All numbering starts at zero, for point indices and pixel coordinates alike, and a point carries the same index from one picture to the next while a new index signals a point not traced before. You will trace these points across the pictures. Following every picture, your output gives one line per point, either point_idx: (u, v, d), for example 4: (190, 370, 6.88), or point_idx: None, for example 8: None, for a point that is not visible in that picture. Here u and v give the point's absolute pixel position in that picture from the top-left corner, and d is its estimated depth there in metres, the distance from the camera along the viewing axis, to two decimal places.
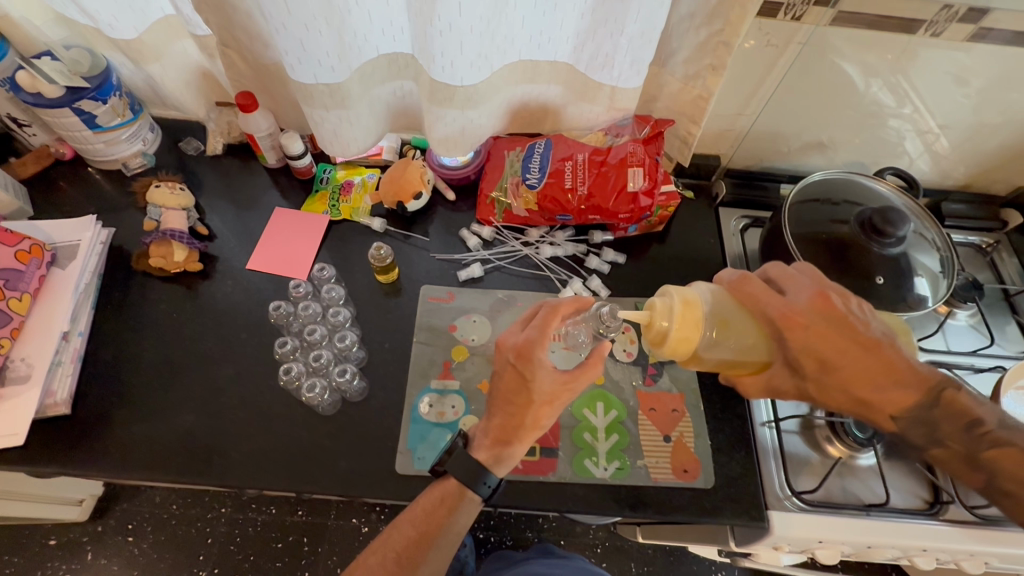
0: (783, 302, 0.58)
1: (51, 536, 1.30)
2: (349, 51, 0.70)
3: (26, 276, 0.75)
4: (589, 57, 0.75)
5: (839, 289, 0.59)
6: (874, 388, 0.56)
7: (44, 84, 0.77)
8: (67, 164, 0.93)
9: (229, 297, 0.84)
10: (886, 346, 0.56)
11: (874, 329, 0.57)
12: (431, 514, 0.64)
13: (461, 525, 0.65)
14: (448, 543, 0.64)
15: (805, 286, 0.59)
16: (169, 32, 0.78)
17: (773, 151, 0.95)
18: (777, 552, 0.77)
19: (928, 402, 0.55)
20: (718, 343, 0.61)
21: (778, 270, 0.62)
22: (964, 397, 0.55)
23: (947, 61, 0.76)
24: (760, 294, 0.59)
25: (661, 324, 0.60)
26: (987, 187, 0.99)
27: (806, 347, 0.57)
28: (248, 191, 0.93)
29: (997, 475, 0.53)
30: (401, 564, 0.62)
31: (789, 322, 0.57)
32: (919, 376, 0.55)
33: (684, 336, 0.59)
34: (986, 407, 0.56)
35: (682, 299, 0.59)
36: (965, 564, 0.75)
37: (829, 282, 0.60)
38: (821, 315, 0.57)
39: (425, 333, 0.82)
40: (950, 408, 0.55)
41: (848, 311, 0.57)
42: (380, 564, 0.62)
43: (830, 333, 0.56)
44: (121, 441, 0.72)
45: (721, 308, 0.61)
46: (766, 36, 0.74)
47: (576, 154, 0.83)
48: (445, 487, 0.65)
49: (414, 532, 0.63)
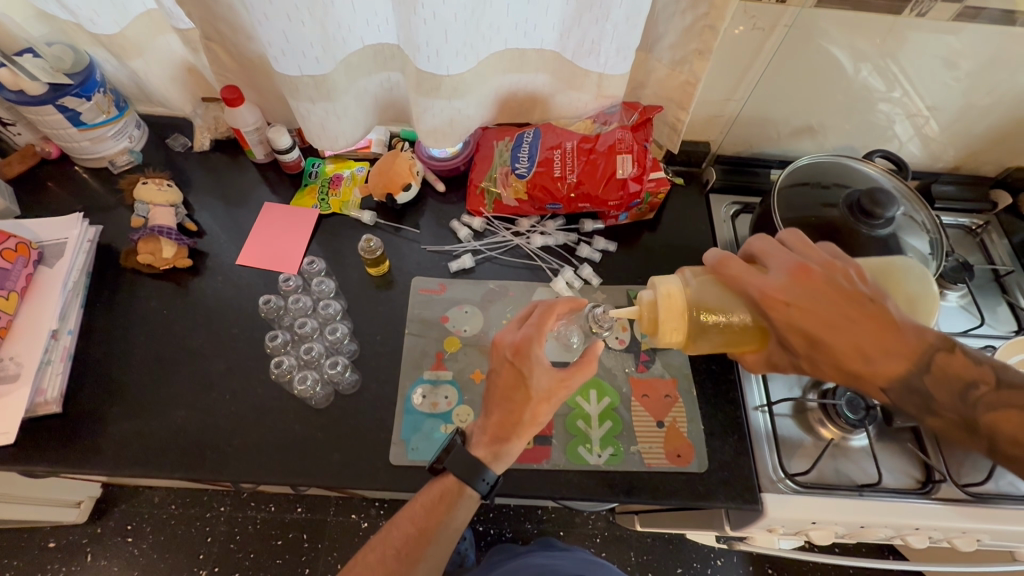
0: (764, 281, 0.57)
1: (50, 539, 1.30)
2: (334, 42, 0.70)
3: (11, 275, 0.75)
4: (575, 44, 0.74)
5: (824, 261, 0.58)
6: (861, 360, 0.54)
7: (26, 82, 0.75)
8: (54, 163, 0.92)
9: (220, 293, 0.83)
10: (872, 317, 0.54)
11: (859, 299, 0.55)
12: (431, 511, 0.63)
13: (461, 521, 0.64)
14: (447, 540, 0.63)
15: (786, 263, 0.58)
16: (152, 26, 0.77)
17: (762, 137, 0.95)
18: (772, 534, 0.78)
19: (919, 369, 0.53)
20: (709, 329, 0.61)
21: (761, 247, 0.61)
22: (957, 361, 0.53)
23: (934, 42, 0.76)
24: (741, 275, 0.59)
25: (650, 316, 0.62)
26: (976, 168, 1.00)
27: (791, 326, 0.56)
28: (236, 186, 0.93)
29: (997, 439, 0.51)
30: (402, 559, 0.61)
31: (769, 301, 0.56)
32: (907, 344, 0.54)
33: (675, 327, 0.60)
34: (980, 367, 0.53)
35: (665, 291, 0.61)
36: (958, 542, 0.76)
37: (813, 256, 0.59)
38: (802, 290, 0.56)
39: (417, 325, 0.82)
40: (942, 374, 0.53)
41: (832, 284, 0.56)
42: (380, 561, 0.61)
43: (813, 309, 0.55)
44: (113, 438, 0.72)
45: (710, 295, 0.61)
46: (753, 20, 0.74)
47: (565, 142, 0.82)
48: (445, 484, 0.64)
49: (413, 529, 0.62)
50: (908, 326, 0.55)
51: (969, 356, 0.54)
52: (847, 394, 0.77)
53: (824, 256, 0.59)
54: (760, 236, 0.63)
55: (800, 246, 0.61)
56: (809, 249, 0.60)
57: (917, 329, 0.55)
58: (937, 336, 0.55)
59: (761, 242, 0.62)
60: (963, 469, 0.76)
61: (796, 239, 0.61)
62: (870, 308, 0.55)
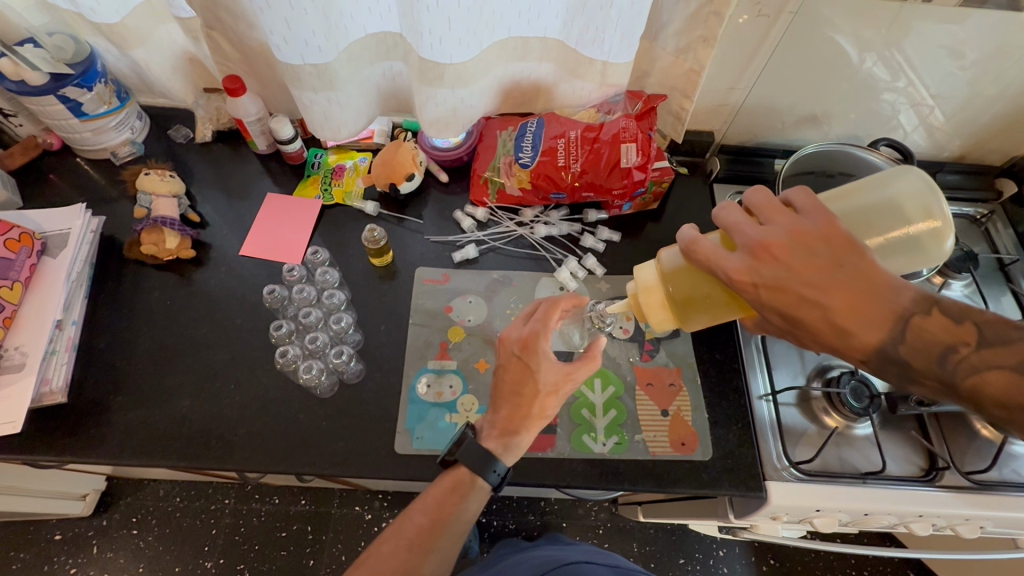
0: (729, 262, 0.52)
1: (57, 531, 1.31)
2: (336, 31, 0.69)
3: (16, 265, 0.74)
4: (579, 31, 0.74)
5: (791, 228, 0.51)
6: (835, 334, 0.49)
7: (28, 71, 0.75)
8: (55, 154, 0.92)
9: (223, 284, 0.83)
10: (842, 286, 0.48)
11: (828, 269, 0.48)
12: (443, 502, 0.62)
13: (472, 512, 0.63)
14: (459, 532, 0.62)
15: (748, 239, 0.51)
16: (152, 16, 0.77)
17: (766, 127, 0.94)
18: (775, 522, 0.78)
19: (895, 336, 0.47)
20: (693, 314, 0.64)
21: (724, 221, 0.54)
22: (935, 321, 0.47)
23: (939, 30, 0.75)
24: (709, 256, 0.53)
25: (634, 307, 0.67)
26: (981, 157, 0.99)
27: (762, 306, 0.52)
28: (239, 177, 0.92)
29: (981, 401, 0.45)
30: (413, 550, 0.59)
31: (736, 286, 0.52)
32: (883, 309, 0.47)
33: (663, 317, 0.64)
34: (962, 326, 0.47)
35: (642, 286, 0.64)
36: (961, 529, 0.76)
37: (780, 223, 0.51)
38: (768, 267, 0.50)
39: (421, 315, 0.82)
40: (920, 338, 0.46)
41: (797, 255, 0.49)
42: (393, 552, 0.59)
43: (780, 289, 0.49)
44: (119, 428, 0.72)
45: (691, 277, 0.62)
46: (758, 6, 0.73)
47: (568, 131, 0.82)
48: (456, 476, 0.64)
49: (425, 521, 0.61)
50: (884, 287, 0.48)
51: (949, 313, 0.47)
52: (852, 382, 0.76)
53: (791, 221, 0.51)
54: (722, 206, 0.55)
55: (765, 214, 0.53)
56: (775, 213, 0.52)
57: (895, 288, 0.48)
58: (914, 293, 0.48)
59: (725, 213, 0.54)
60: (967, 457, 0.77)
61: (763, 204, 0.53)
62: (840, 276, 0.48)
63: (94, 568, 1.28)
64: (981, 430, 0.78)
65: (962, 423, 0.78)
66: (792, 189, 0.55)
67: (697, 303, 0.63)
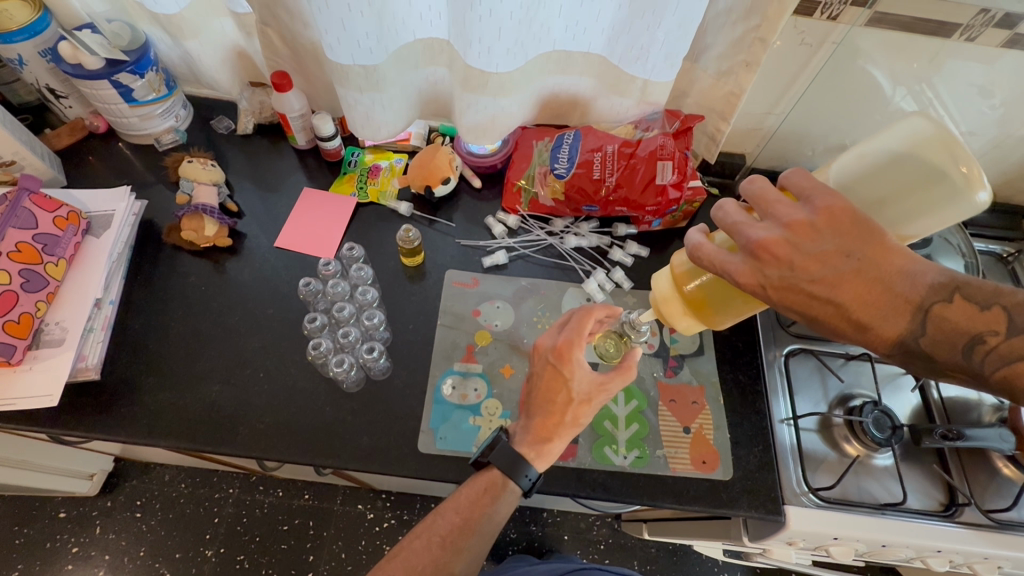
0: (733, 268, 0.50)
1: (61, 509, 1.31)
2: (388, 33, 0.71)
3: (63, 242, 0.76)
4: (623, 49, 0.75)
5: (790, 219, 0.48)
6: (854, 329, 0.49)
7: (85, 56, 0.77)
8: (100, 137, 0.94)
9: (256, 274, 0.85)
10: (851, 279, 0.47)
11: (835, 262, 0.47)
12: (476, 503, 0.64)
13: (503, 515, 0.65)
14: (490, 533, 0.63)
15: (747, 239, 0.49)
16: (209, 10, 0.79)
17: (797, 152, 0.95)
18: (789, 547, 0.78)
19: (915, 329, 0.48)
20: (714, 317, 0.61)
21: (722, 221, 0.52)
22: (958, 309, 0.47)
23: (978, 72, 0.76)
24: (712, 258, 0.52)
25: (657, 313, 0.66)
26: (1011, 197, 0.99)
27: (774, 306, 0.51)
28: (276, 171, 0.94)
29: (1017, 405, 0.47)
30: (446, 547, 0.62)
31: (744, 290, 0.50)
32: (897, 299, 0.48)
33: (690, 322, 0.63)
34: (988, 313, 0.47)
35: (659, 295, 0.64)
36: (978, 566, 0.75)
37: (779, 215, 0.49)
38: (771, 268, 0.48)
39: (448, 317, 0.83)
40: (945, 338, 0.47)
41: (800, 252, 0.48)
42: (425, 549, 0.61)
43: (789, 290, 0.49)
44: (147, 408, 0.73)
45: (706, 278, 0.60)
46: (801, 35, 0.75)
47: (606, 145, 0.82)
48: (490, 477, 0.65)
49: (458, 519, 0.63)
50: (896, 276, 0.48)
51: (973, 300, 0.47)
52: (874, 413, 0.76)
53: (790, 210, 0.49)
54: (718, 204, 0.52)
55: (763, 206, 0.50)
56: (773, 204, 0.50)
57: (912, 277, 0.48)
58: (933, 282, 0.48)
59: (722, 213, 0.52)
60: (987, 494, 0.76)
61: (759, 195, 0.51)
62: (848, 267, 0.47)
63: (94, 549, 1.28)
64: (1003, 469, 0.77)
65: (982, 458, 0.78)
66: (788, 172, 0.51)
67: (719, 304, 0.60)
